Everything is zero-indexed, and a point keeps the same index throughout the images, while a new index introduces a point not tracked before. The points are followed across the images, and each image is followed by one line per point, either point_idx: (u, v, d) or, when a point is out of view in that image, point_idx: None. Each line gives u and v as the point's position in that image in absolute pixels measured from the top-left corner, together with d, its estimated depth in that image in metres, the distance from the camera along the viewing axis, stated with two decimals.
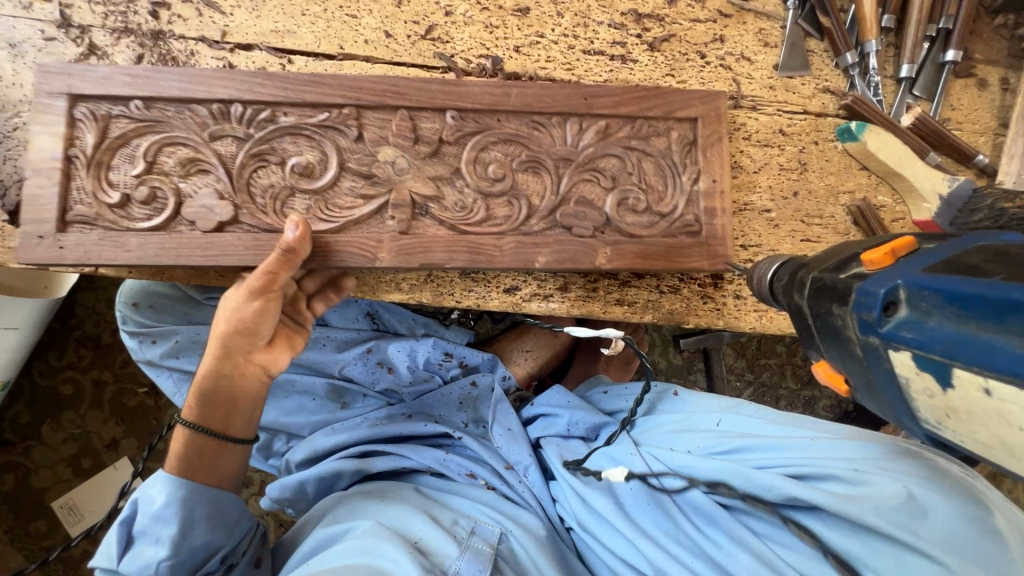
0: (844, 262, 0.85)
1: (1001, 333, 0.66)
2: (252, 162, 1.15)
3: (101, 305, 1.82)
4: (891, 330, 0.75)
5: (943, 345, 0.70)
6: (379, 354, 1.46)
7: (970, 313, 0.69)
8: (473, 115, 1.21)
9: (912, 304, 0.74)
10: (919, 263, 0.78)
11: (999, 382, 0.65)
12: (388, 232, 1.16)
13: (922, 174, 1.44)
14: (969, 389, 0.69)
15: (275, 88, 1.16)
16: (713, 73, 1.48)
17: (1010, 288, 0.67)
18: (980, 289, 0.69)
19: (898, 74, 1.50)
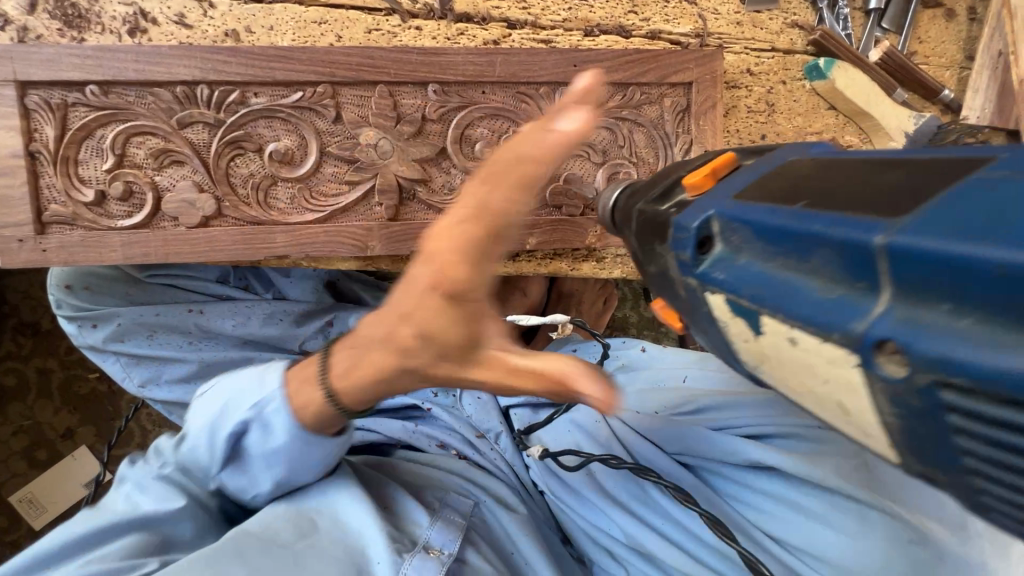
0: (669, 190, 0.66)
1: (807, 274, 0.47)
2: (228, 150, 1.10)
3: (34, 289, 1.64)
4: (705, 270, 0.54)
5: (749, 287, 0.50)
6: (341, 325, 1.60)
7: (772, 245, 0.50)
8: (457, 87, 1.14)
9: (723, 238, 0.54)
10: (739, 182, 0.58)
11: (806, 336, 0.45)
12: (376, 219, 1.15)
13: (888, 112, 1.24)
14: (774, 336, 0.49)
15: (240, 65, 1.07)
16: (678, 7, 1.24)
17: (821, 215, 0.47)
18: (784, 217, 0.49)
19: (867, 4, 1.27)
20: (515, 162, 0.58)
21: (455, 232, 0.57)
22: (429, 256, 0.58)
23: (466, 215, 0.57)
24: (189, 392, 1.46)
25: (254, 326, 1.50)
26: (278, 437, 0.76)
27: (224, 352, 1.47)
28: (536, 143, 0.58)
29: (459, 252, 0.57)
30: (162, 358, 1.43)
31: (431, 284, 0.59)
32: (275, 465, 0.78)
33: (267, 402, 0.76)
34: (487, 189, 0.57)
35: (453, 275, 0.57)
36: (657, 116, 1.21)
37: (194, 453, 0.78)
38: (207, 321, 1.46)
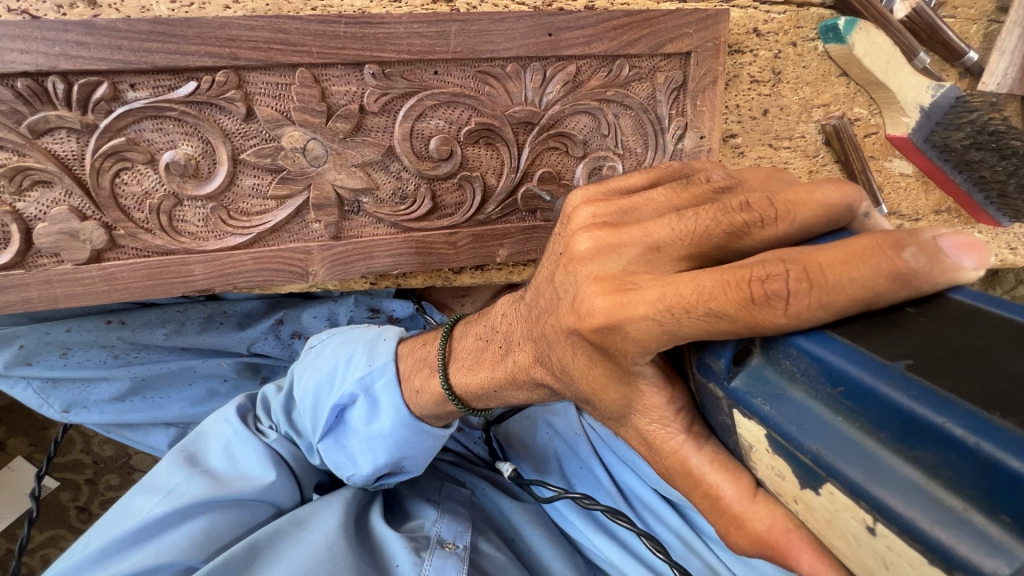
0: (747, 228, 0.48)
1: (904, 461, 0.35)
2: (109, 163, 0.85)
3: None
4: (742, 389, 0.44)
5: (819, 443, 0.38)
6: (294, 324, 1.27)
7: (858, 412, 0.38)
8: (402, 67, 0.90)
9: (789, 371, 0.42)
10: (912, 341, 0.38)
11: (893, 537, 0.35)
12: (317, 239, 0.96)
13: (907, 80, 1.09)
14: (838, 507, 0.38)
15: (103, 48, 0.79)
16: None
17: (935, 394, 0.34)
18: (881, 380, 0.36)
19: None
20: (792, 200, 0.47)
21: (706, 236, 0.48)
22: (624, 239, 0.51)
23: (697, 212, 0.49)
24: (125, 413, 1.21)
25: (190, 333, 1.21)
26: (381, 412, 0.96)
27: (160, 364, 1.21)
28: (834, 190, 0.48)
29: (670, 254, 0.49)
30: (83, 379, 1.17)
31: (635, 279, 0.49)
32: (375, 446, 0.95)
33: (375, 378, 0.97)
34: (782, 225, 0.47)
35: (639, 268, 0.49)
36: (649, 92, 1.00)
37: (303, 407, 0.99)
38: (132, 334, 1.17)
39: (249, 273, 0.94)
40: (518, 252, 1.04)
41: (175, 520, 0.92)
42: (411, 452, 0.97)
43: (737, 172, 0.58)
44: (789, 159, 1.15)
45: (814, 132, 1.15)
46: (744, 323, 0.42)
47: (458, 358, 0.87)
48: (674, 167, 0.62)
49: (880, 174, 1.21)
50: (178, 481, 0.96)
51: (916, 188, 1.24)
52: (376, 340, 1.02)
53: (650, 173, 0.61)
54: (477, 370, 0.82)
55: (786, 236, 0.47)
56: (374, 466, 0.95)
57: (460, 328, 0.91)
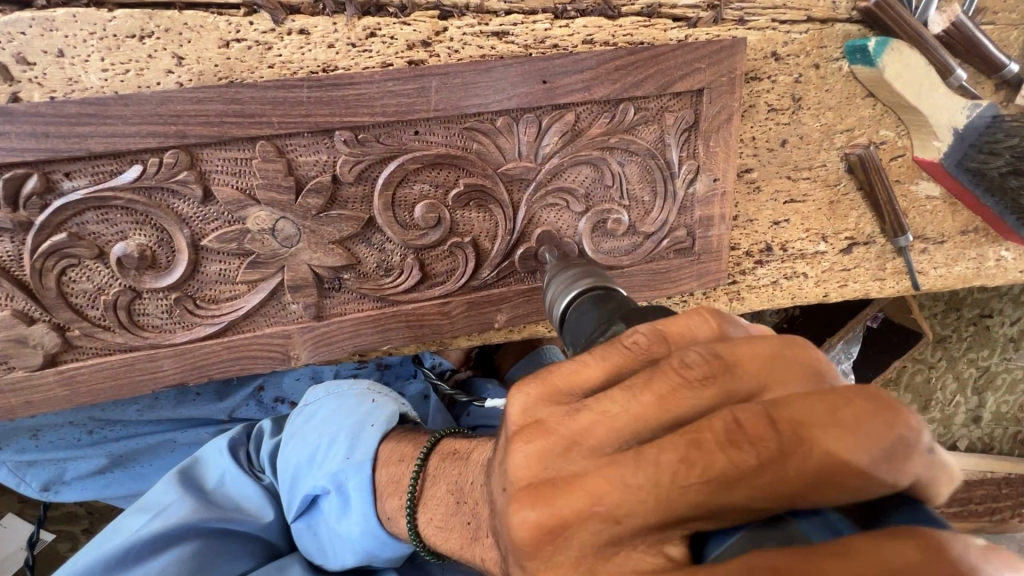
0: (728, 488, 0.35)
1: None
2: (52, 262, 0.75)
3: None
4: None
5: None
6: (275, 389, 1.20)
7: None
8: (378, 130, 0.78)
9: None
10: None
11: None
12: (296, 321, 0.87)
13: (943, 103, 0.97)
14: None
15: (26, 136, 0.68)
16: None
17: None
18: None
19: None
20: (789, 452, 0.35)
21: (678, 495, 0.36)
22: (567, 517, 0.37)
23: (659, 455, 0.36)
24: (106, 487, 1.17)
25: (165, 408, 1.14)
26: (350, 514, 0.88)
27: (137, 439, 1.16)
28: (860, 442, 0.34)
29: (631, 527, 0.37)
30: (59, 459, 1.12)
31: (587, 571, 0.38)
32: (344, 546, 0.89)
33: (349, 476, 0.89)
34: (771, 475, 0.35)
35: (596, 543, 0.37)
36: (658, 134, 0.89)
37: (285, 480, 0.95)
38: (104, 412, 1.10)
39: (222, 363, 0.85)
40: (518, 317, 0.95)
41: (163, 542, 0.85)
42: (383, 555, 0.89)
43: (726, 346, 0.41)
44: (809, 191, 1.06)
45: (836, 160, 1.05)
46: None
47: (426, 507, 0.80)
48: (640, 348, 0.44)
49: (905, 199, 1.11)
50: (170, 501, 0.90)
51: (943, 211, 1.14)
52: (363, 424, 0.94)
53: (606, 362, 0.45)
54: (446, 535, 0.76)
55: (785, 489, 0.35)
56: (340, 565, 0.90)
57: (433, 467, 0.82)
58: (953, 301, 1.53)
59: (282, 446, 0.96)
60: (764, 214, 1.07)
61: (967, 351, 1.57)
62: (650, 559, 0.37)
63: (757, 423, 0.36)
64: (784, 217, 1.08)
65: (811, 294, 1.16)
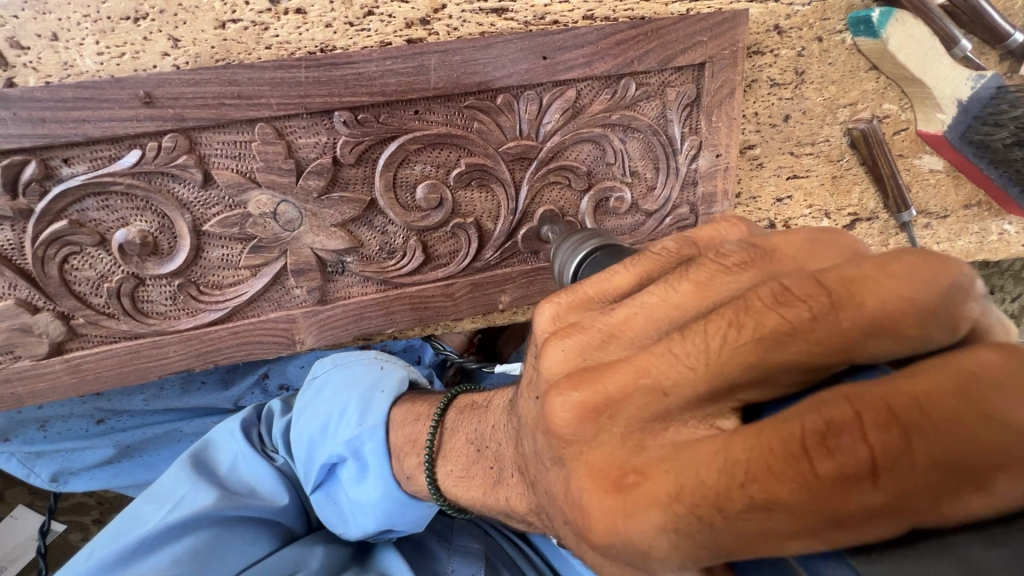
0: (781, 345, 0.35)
1: None
2: (54, 250, 0.75)
3: None
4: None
5: None
6: (280, 376, 1.21)
7: None
8: (377, 111, 0.78)
9: None
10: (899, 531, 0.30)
11: None
12: (300, 305, 0.87)
13: (943, 74, 0.96)
14: None
15: (22, 123, 0.68)
16: None
17: None
18: None
19: None
20: (842, 296, 0.35)
21: (728, 358, 0.35)
22: (613, 394, 0.36)
23: (706, 325, 0.36)
24: (115, 476, 1.18)
25: (172, 397, 1.14)
26: (369, 476, 0.89)
27: (145, 428, 1.16)
28: (912, 284, 0.34)
29: (680, 400, 0.36)
30: (69, 449, 1.13)
31: (635, 447, 0.36)
32: (364, 510, 0.90)
33: (365, 441, 0.91)
34: (826, 328, 0.34)
35: (643, 421, 0.37)
36: (660, 111, 0.89)
37: (302, 451, 0.96)
38: (110, 403, 1.10)
39: (227, 348, 0.86)
40: (522, 297, 0.95)
41: (178, 532, 0.86)
42: (402, 521, 0.90)
43: (758, 240, 0.43)
44: (812, 165, 1.06)
45: (839, 135, 1.04)
46: (816, 510, 0.30)
47: (446, 458, 0.80)
48: (669, 252, 0.47)
49: (908, 172, 1.11)
50: (185, 491, 0.91)
51: (946, 184, 1.13)
52: (374, 390, 0.96)
53: (637, 269, 0.46)
54: (467, 484, 0.77)
55: (843, 340, 0.34)
56: (362, 532, 0.90)
57: (451, 420, 0.84)
58: None
59: (296, 415, 0.99)
60: (767, 190, 1.06)
61: None
62: (702, 432, 0.36)
63: (808, 285, 0.35)
64: (787, 193, 1.07)
65: None
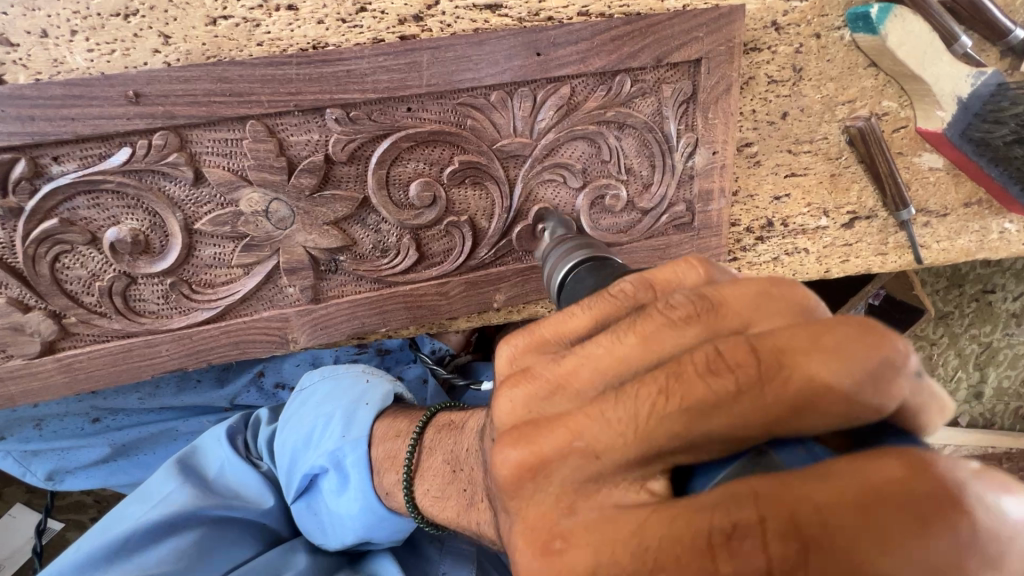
0: (704, 418, 0.35)
1: None
2: (44, 248, 0.74)
3: None
4: None
5: None
6: (276, 375, 1.20)
7: None
8: (370, 108, 0.77)
9: None
10: None
11: None
12: (293, 304, 0.86)
13: (945, 70, 0.95)
14: None
15: (12, 121, 0.67)
16: None
17: None
18: None
19: None
20: (770, 375, 0.34)
21: (655, 428, 0.35)
22: (548, 454, 0.37)
23: (638, 390, 0.36)
24: (110, 475, 1.17)
25: (166, 395, 1.13)
26: (348, 489, 0.88)
27: (140, 427, 1.16)
28: (844, 364, 0.33)
29: (611, 463, 0.36)
30: (63, 449, 1.13)
31: (566, 510, 0.37)
32: (343, 522, 0.89)
33: (346, 453, 0.89)
34: (749, 403, 0.34)
35: (576, 482, 0.37)
36: (656, 108, 0.88)
37: (281, 463, 0.95)
38: (105, 401, 1.10)
39: (219, 346, 0.85)
40: (516, 296, 0.95)
41: (162, 533, 0.86)
42: (381, 534, 0.90)
43: (712, 287, 0.41)
44: (810, 164, 1.05)
45: (836, 133, 1.04)
46: None
47: (424, 477, 0.80)
48: (626, 296, 0.44)
49: (907, 170, 1.10)
50: (170, 490, 0.90)
51: (946, 182, 1.12)
52: (358, 403, 0.94)
53: (594, 310, 0.44)
54: (442, 505, 0.78)
55: (765, 419, 0.34)
56: (340, 542, 0.91)
57: (429, 439, 0.83)
58: (956, 277, 1.51)
59: (280, 425, 0.98)
60: (764, 188, 1.06)
61: (969, 327, 1.55)
62: (633, 495, 0.36)
63: (739, 355, 0.35)
64: (785, 191, 1.07)
65: (812, 270, 1.15)
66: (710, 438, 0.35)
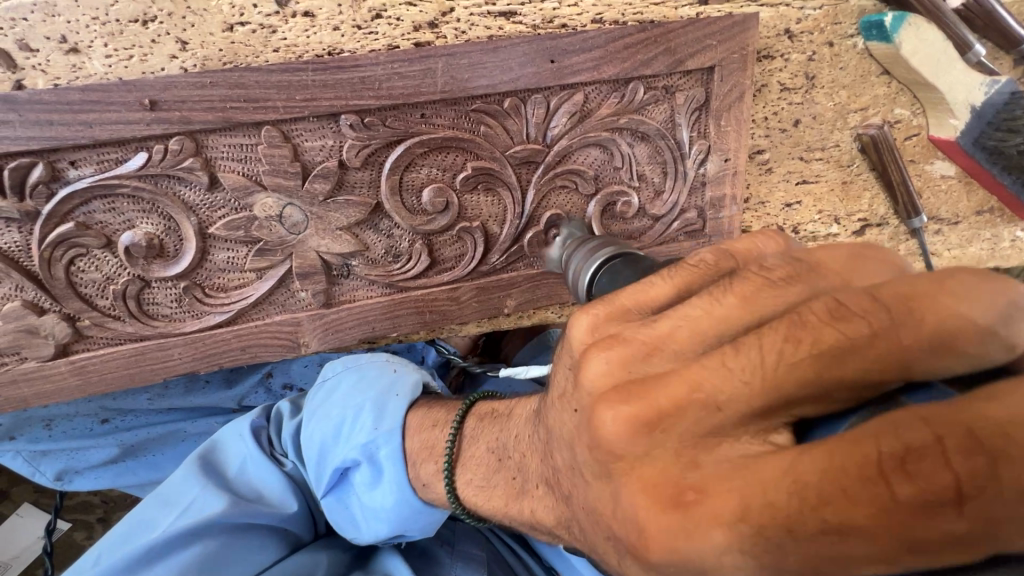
0: (838, 360, 0.35)
1: None
2: (61, 252, 0.75)
3: None
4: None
5: None
6: (284, 376, 1.20)
7: None
8: (384, 114, 0.77)
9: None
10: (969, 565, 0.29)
11: None
12: (305, 308, 0.86)
13: (958, 78, 0.94)
14: None
15: (30, 125, 0.68)
16: None
17: None
18: None
19: None
20: (908, 310, 0.35)
21: (786, 372, 0.36)
22: (665, 409, 0.36)
23: (760, 340, 0.37)
24: (118, 476, 1.18)
25: (175, 396, 1.14)
26: (382, 482, 0.88)
27: (149, 427, 1.17)
28: (974, 302, 0.35)
29: (734, 414, 0.36)
30: (73, 448, 1.14)
31: (689, 463, 0.36)
32: (377, 517, 0.89)
33: (379, 446, 0.90)
34: (883, 343, 0.35)
35: (700, 434, 0.37)
36: (668, 115, 0.88)
37: (312, 456, 0.94)
38: (114, 402, 1.11)
39: (231, 349, 0.85)
40: (528, 301, 0.95)
41: (187, 539, 0.86)
42: (414, 527, 0.89)
43: (803, 254, 0.44)
44: (822, 171, 1.05)
45: (848, 141, 1.03)
46: (893, 532, 0.30)
47: (465, 468, 0.81)
48: (707, 265, 0.47)
49: (919, 178, 1.09)
50: (194, 495, 0.91)
51: (958, 190, 1.12)
52: (388, 394, 0.95)
53: (676, 279, 0.46)
54: (489, 494, 0.77)
55: (902, 356, 0.35)
56: (374, 538, 0.89)
57: (471, 427, 0.83)
58: None
59: (308, 417, 0.99)
60: (776, 195, 1.05)
61: None
62: (757, 447, 0.36)
63: (868, 303, 0.36)
64: (796, 199, 1.06)
65: None
66: (842, 379, 0.35)
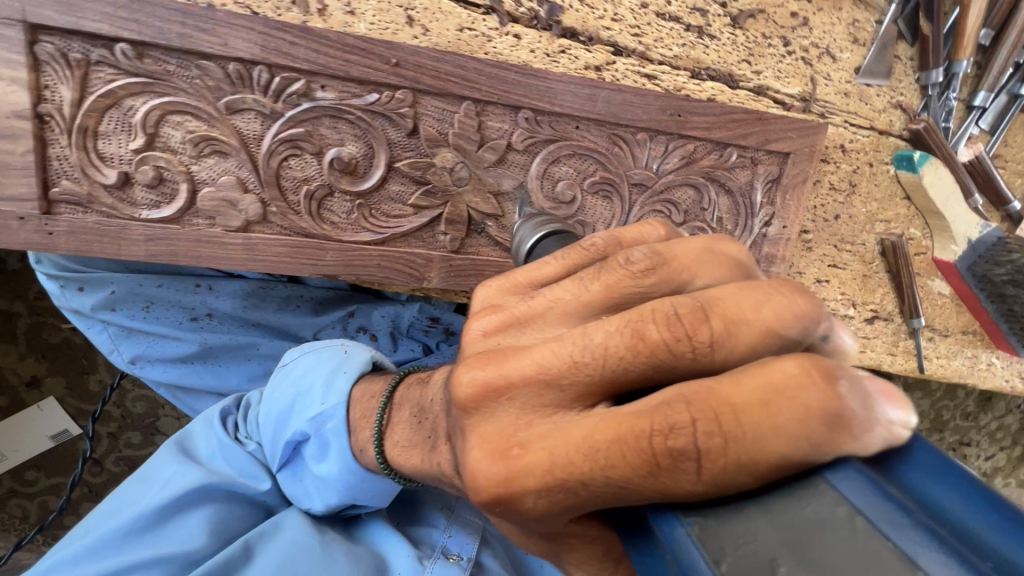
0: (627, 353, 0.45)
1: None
2: (282, 148, 0.94)
3: None
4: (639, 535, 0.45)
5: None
6: (363, 318, 1.37)
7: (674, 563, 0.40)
8: (550, 117, 1.02)
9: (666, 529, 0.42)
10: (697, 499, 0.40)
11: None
12: (438, 249, 1.05)
13: (962, 216, 1.25)
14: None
15: (312, 51, 0.89)
16: (791, 66, 1.16)
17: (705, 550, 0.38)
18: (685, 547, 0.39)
19: (972, 101, 1.23)
20: (730, 317, 0.44)
21: (615, 362, 0.45)
22: (512, 378, 0.47)
23: (598, 329, 0.46)
24: (185, 375, 1.29)
25: (267, 310, 1.29)
26: (329, 455, 0.97)
27: (229, 334, 1.28)
28: (756, 311, 0.45)
29: (569, 390, 0.46)
30: (156, 335, 1.24)
31: (524, 424, 0.46)
32: (327, 486, 0.98)
33: (327, 418, 0.98)
34: (694, 350, 0.44)
35: (538, 401, 0.47)
36: (749, 179, 1.14)
37: (269, 433, 1.04)
38: (217, 300, 1.24)
39: (370, 266, 1.02)
40: None
41: (172, 513, 0.95)
42: (364, 493, 0.99)
43: (663, 244, 0.53)
44: (848, 261, 1.30)
45: (873, 243, 1.30)
46: (657, 484, 0.41)
47: (393, 432, 0.89)
48: (595, 248, 0.58)
49: (923, 290, 1.33)
50: (172, 472, 0.99)
51: (950, 308, 1.36)
52: (337, 370, 1.02)
53: (564, 262, 0.58)
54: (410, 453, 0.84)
55: (689, 355, 0.44)
56: (326, 504, 0.99)
57: (399, 395, 0.93)
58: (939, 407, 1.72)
59: (270, 385, 1.07)
60: (813, 271, 1.28)
61: None
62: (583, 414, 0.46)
63: (693, 299, 0.46)
64: (826, 277, 1.29)
65: None
66: (638, 368, 0.45)
